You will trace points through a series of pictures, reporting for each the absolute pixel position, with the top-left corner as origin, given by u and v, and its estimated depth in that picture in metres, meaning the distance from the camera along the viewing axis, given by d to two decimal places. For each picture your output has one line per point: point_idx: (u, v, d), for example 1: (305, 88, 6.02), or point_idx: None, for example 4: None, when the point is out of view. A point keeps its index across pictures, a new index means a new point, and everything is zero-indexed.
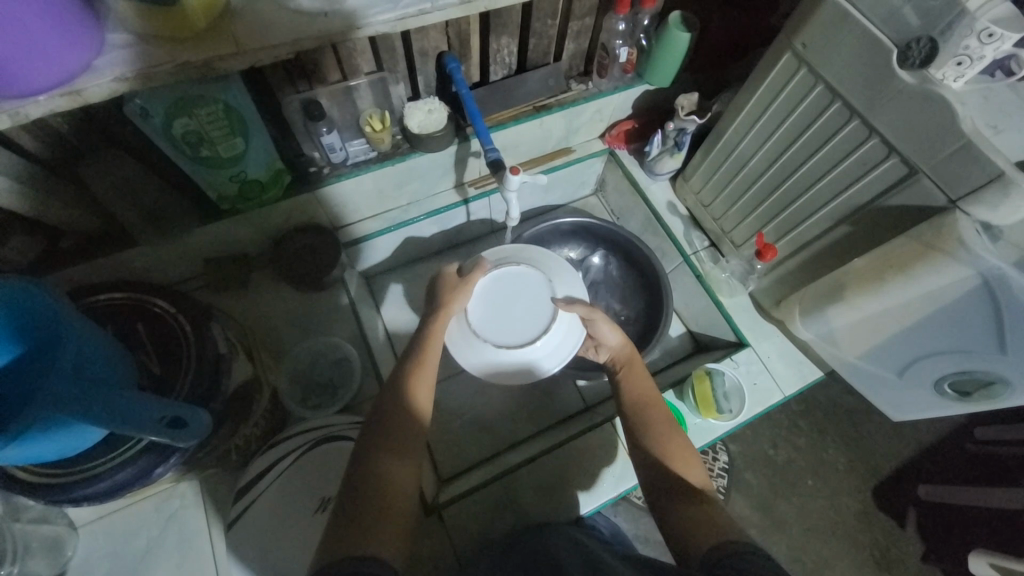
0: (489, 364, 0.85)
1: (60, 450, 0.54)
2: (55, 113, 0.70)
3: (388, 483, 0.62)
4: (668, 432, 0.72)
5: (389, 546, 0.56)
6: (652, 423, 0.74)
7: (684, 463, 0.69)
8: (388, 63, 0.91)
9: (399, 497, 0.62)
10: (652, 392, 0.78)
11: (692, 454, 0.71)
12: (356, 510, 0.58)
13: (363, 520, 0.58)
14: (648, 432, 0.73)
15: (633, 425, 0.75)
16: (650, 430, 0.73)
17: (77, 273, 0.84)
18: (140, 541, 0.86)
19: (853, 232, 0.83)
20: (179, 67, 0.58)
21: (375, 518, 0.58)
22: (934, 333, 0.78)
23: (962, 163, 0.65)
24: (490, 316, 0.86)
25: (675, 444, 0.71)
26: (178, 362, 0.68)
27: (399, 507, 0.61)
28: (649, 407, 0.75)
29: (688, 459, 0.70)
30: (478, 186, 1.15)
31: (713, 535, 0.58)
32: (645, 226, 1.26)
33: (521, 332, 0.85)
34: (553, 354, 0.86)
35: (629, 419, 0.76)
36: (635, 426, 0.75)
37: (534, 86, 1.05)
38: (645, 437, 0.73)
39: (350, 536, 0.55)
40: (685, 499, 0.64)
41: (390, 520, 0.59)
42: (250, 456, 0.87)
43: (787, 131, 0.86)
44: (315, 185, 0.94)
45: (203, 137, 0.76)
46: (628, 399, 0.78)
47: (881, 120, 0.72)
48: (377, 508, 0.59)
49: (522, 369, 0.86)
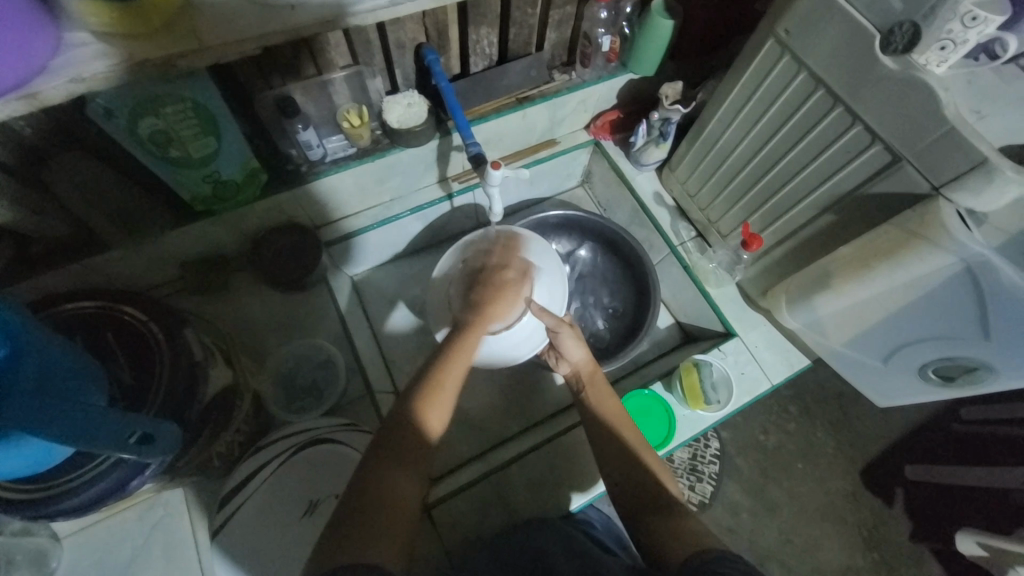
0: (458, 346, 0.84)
1: (32, 465, 0.53)
2: (16, 117, 0.68)
3: (379, 489, 0.61)
4: (640, 447, 0.73)
5: (383, 553, 0.55)
6: (626, 438, 0.74)
7: (658, 474, 0.71)
8: (364, 56, 0.89)
9: (394, 505, 0.61)
10: (619, 407, 0.78)
11: (662, 465, 0.72)
12: (348, 523, 0.58)
13: (349, 524, 0.57)
14: (622, 448, 0.73)
15: (605, 439, 0.75)
16: (624, 446, 0.73)
17: (47, 280, 0.82)
18: (125, 550, 0.85)
19: (839, 220, 0.83)
20: (138, 66, 0.56)
21: (373, 525, 0.58)
22: (920, 320, 0.78)
23: (944, 149, 0.64)
24: None
25: (648, 459, 0.72)
26: (153, 371, 0.67)
27: (395, 509, 0.61)
28: (618, 425, 0.76)
29: (659, 471, 0.71)
30: (461, 181, 1.13)
31: (694, 546, 0.58)
32: (632, 218, 1.26)
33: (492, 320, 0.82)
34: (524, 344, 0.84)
35: (599, 436, 0.76)
36: (606, 442, 0.75)
37: (516, 77, 1.03)
38: (619, 453, 0.73)
39: (345, 545, 0.55)
40: (663, 513, 0.65)
41: (385, 526, 0.59)
42: (235, 460, 0.86)
43: (771, 119, 0.85)
44: (293, 185, 0.92)
45: (172, 136, 0.73)
46: (595, 417, 0.78)
47: (864, 106, 0.71)
48: (364, 512, 0.59)
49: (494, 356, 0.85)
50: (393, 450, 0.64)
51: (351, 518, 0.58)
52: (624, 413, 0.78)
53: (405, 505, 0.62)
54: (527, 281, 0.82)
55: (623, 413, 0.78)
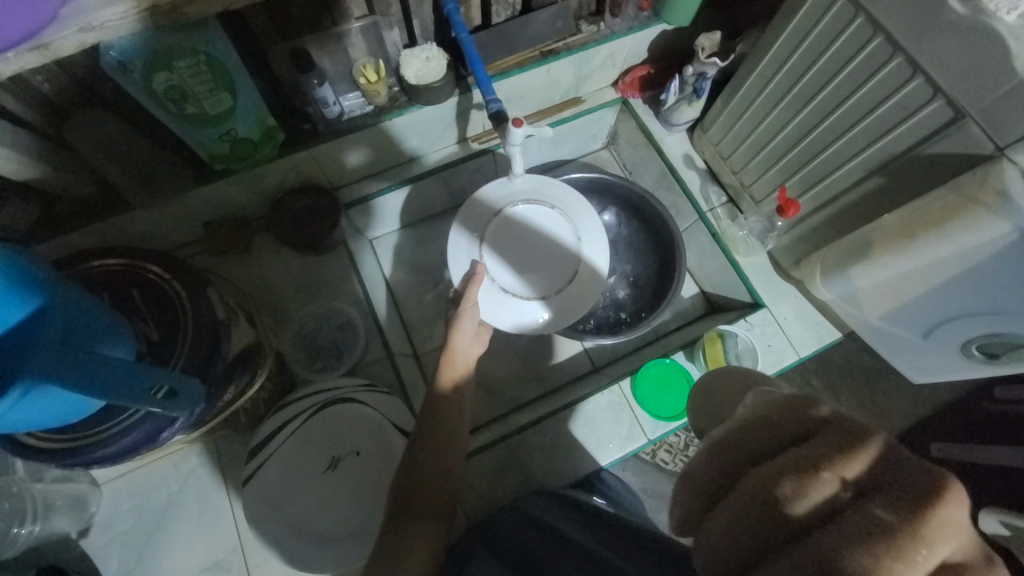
0: (480, 301, 0.91)
1: (61, 417, 0.54)
2: (32, 71, 0.66)
3: (404, 530, 0.62)
4: (898, 478, 0.35)
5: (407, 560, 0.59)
6: (847, 476, 0.36)
7: (938, 531, 0.33)
8: (380, 5, 0.83)
9: (437, 506, 0.66)
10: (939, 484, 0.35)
11: (943, 472, 0.36)
12: (393, 535, 0.62)
13: (388, 527, 0.63)
14: (869, 520, 0.34)
15: (822, 522, 0.36)
16: (825, 496, 0.36)
17: (73, 239, 0.83)
18: (161, 497, 0.90)
19: (887, 184, 0.77)
20: (146, 12, 0.53)
21: (398, 540, 0.61)
22: (965, 294, 0.73)
23: (1014, 104, 0.58)
24: (513, 273, 0.94)
25: (930, 516, 0.33)
26: (176, 330, 0.68)
27: (435, 505, 0.65)
28: (834, 472, 0.36)
29: (959, 510, 0.34)
30: (482, 141, 1.09)
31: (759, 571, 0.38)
32: (659, 182, 1.20)
33: (522, 288, 0.94)
34: (520, 319, 0.93)
35: (776, 524, 0.37)
36: (827, 532, 0.35)
37: (541, 28, 0.95)
38: (819, 515, 0.36)
39: (386, 559, 0.59)
40: None
41: (413, 528, 0.63)
42: (261, 416, 0.89)
43: (821, 71, 0.78)
44: (309, 144, 0.90)
45: (187, 92, 0.71)
46: (785, 458, 0.39)
47: (928, 57, 0.64)
48: (402, 514, 0.64)
49: (494, 311, 0.92)
50: (427, 455, 0.69)
51: (387, 537, 0.62)
52: (836, 418, 0.40)
53: (437, 508, 0.65)
54: (473, 283, 0.86)
55: (829, 412, 0.41)
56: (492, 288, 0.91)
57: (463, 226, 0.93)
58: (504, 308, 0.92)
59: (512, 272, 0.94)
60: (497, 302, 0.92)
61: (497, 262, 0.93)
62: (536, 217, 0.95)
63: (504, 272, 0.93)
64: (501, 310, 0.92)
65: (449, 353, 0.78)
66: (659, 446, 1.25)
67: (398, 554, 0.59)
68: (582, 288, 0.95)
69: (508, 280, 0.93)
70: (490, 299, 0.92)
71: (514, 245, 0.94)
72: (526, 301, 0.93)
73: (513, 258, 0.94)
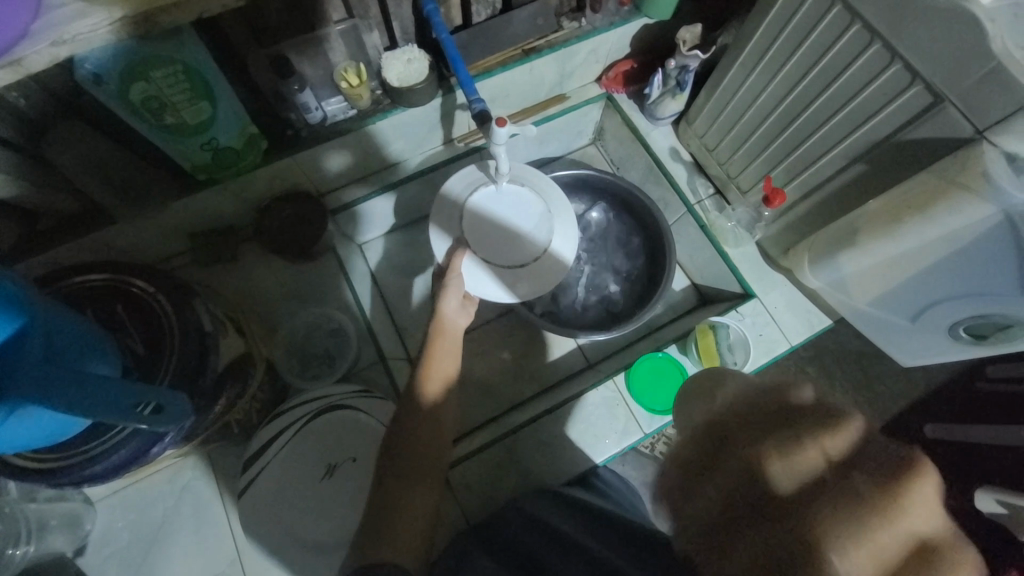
0: (466, 275, 0.90)
1: (46, 437, 0.52)
2: (7, 87, 0.65)
3: (392, 520, 0.62)
4: (873, 452, 0.35)
5: (397, 549, 0.58)
6: (827, 448, 0.36)
7: (912, 502, 0.33)
8: (358, 8, 0.83)
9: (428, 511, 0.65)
10: (911, 460, 0.35)
11: (916, 454, 0.35)
12: (377, 528, 0.61)
13: (374, 525, 0.62)
14: (847, 489, 0.34)
15: (801, 496, 0.35)
16: (805, 467, 0.35)
17: (56, 254, 0.82)
18: (157, 511, 0.89)
19: (870, 170, 0.77)
20: (118, 23, 0.52)
21: (387, 531, 0.60)
22: (952, 277, 0.74)
23: (992, 87, 0.58)
24: (488, 245, 0.92)
25: (902, 484, 0.33)
26: (162, 344, 0.67)
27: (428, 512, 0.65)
28: (815, 445, 0.36)
29: (927, 483, 0.34)
30: (467, 141, 1.09)
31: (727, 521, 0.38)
32: (646, 175, 1.20)
33: (501, 257, 0.92)
34: (500, 288, 0.91)
35: (759, 495, 0.36)
36: (810, 502, 0.34)
37: (522, 26, 0.94)
38: (801, 485, 0.35)
39: (377, 547, 0.58)
40: None
41: (403, 527, 0.62)
42: (255, 427, 0.88)
43: (802, 59, 0.78)
44: (292, 151, 0.89)
45: (165, 102, 0.70)
46: (761, 433, 0.38)
47: (906, 42, 0.64)
48: (394, 512, 0.63)
49: (474, 280, 0.90)
50: (416, 463, 0.68)
51: (373, 529, 0.61)
52: (815, 403, 0.39)
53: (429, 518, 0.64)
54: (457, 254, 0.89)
55: (808, 397, 0.40)
56: (475, 262, 0.91)
57: (440, 225, 0.93)
58: (486, 281, 0.91)
59: (490, 244, 0.92)
60: (478, 272, 0.91)
61: (476, 239, 0.92)
62: (509, 199, 0.94)
63: (483, 243, 0.92)
64: (484, 282, 0.91)
65: (439, 330, 0.81)
66: (657, 438, 1.25)
67: (386, 544, 0.59)
68: (554, 256, 0.95)
69: (485, 248, 0.92)
70: (474, 273, 0.91)
71: (489, 229, 0.93)
72: (506, 272, 0.92)
73: (490, 235, 0.93)
